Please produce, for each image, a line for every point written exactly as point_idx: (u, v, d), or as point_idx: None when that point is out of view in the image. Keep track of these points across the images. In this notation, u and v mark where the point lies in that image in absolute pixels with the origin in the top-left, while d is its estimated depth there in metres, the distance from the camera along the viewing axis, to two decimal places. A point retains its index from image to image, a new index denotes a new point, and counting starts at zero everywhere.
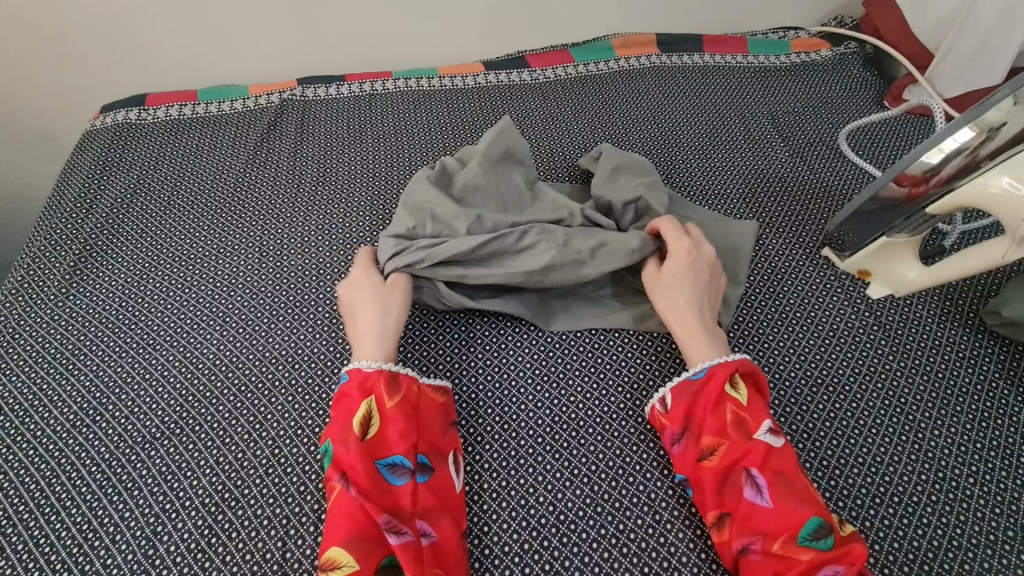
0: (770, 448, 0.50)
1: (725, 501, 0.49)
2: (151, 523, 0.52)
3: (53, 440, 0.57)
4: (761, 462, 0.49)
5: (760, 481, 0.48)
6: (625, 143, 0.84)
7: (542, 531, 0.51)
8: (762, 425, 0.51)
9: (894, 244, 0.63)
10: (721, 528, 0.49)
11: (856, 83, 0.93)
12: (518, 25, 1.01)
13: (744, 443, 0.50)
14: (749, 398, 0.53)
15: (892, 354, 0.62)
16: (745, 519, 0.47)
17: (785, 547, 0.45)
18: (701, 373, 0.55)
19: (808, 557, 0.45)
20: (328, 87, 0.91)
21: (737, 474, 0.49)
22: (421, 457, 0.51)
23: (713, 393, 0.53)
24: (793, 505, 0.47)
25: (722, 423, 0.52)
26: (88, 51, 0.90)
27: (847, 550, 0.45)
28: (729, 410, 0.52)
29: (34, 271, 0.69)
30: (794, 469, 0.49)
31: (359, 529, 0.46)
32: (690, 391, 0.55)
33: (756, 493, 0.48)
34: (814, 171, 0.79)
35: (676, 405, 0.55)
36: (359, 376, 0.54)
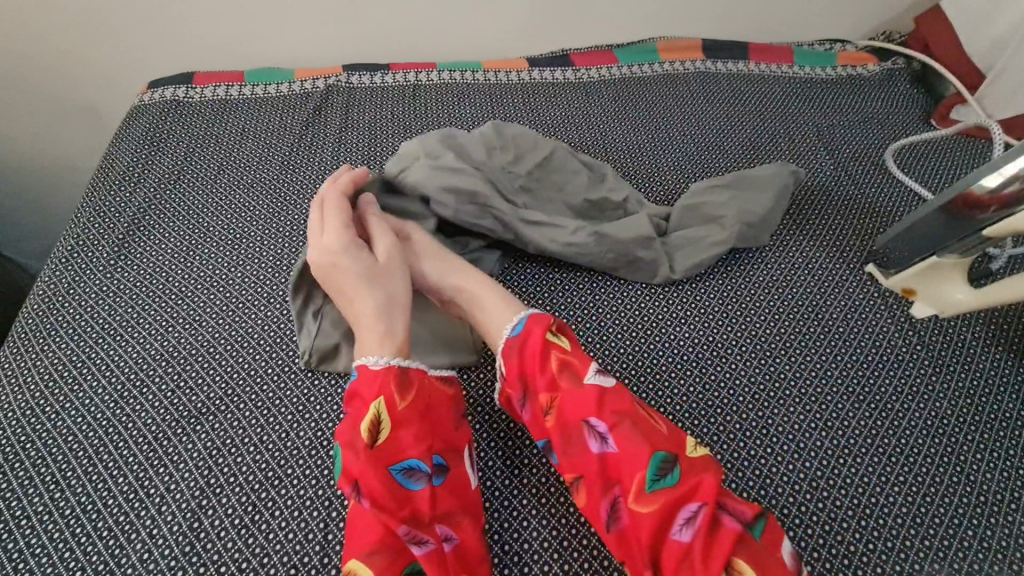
0: (603, 396, 0.50)
1: (574, 459, 0.50)
2: (196, 497, 0.53)
3: (101, 409, 0.58)
4: (596, 411, 0.50)
5: (602, 432, 0.49)
6: (667, 148, 0.84)
7: (581, 529, 0.52)
8: (587, 372, 0.52)
9: (943, 265, 0.62)
10: (580, 486, 0.50)
11: (903, 100, 0.92)
12: (563, 23, 1.01)
13: (578, 395, 0.50)
14: (572, 346, 0.54)
15: (936, 375, 0.61)
16: (599, 472, 0.49)
17: (637, 495, 0.46)
18: (518, 330, 0.55)
19: (660, 500, 0.45)
20: (373, 75, 0.91)
21: (576, 429, 0.50)
22: (436, 460, 0.50)
23: (537, 347, 0.53)
24: (635, 449, 0.47)
25: (551, 379, 0.52)
26: (140, 27, 0.91)
27: (695, 486, 0.45)
28: (555, 364, 0.52)
29: (83, 241, 0.71)
30: (633, 410, 0.50)
31: (377, 540, 0.46)
32: (515, 354, 0.54)
33: (600, 445, 0.49)
34: (859, 185, 0.79)
35: (508, 367, 0.54)
36: (367, 377, 0.53)
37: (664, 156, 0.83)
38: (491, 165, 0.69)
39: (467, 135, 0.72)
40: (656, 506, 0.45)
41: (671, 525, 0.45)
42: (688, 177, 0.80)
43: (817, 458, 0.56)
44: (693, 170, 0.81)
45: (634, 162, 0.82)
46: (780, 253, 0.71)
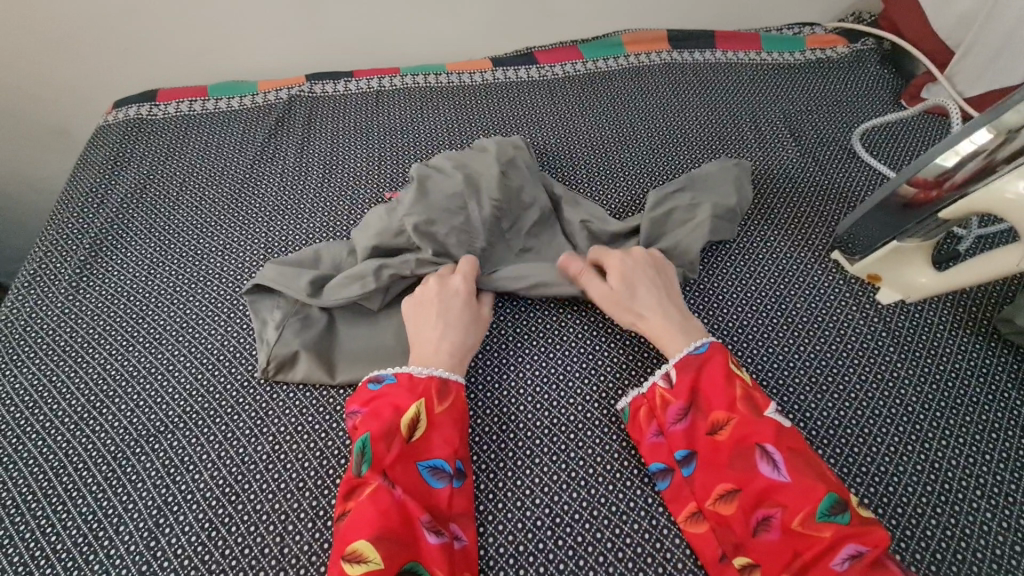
0: (780, 426, 0.50)
1: (737, 477, 0.49)
2: (154, 516, 0.53)
3: (60, 431, 0.58)
4: (775, 439, 0.49)
5: (776, 456, 0.49)
6: (631, 142, 0.83)
7: (539, 533, 0.51)
8: (770, 405, 0.52)
9: (903, 249, 0.61)
10: (729, 501, 0.49)
11: (871, 81, 0.90)
12: (527, 22, 1.00)
13: (755, 420, 0.51)
14: (752, 380, 0.55)
15: (901, 361, 0.60)
16: (760, 493, 0.48)
17: (805, 522, 0.46)
18: (701, 350, 0.56)
19: (829, 533, 0.45)
20: (336, 83, 0.91)
21: (750, 449, 0.50)
22: (459, 464, 0.52)
23: (720, 369, 0.54)
24: (810, 480, 0.47)
25: (733, 399, 0.52)
26: (103, 47, 0.92)
27: (864, 528, 0.45)
28: (739, 387, 0.53)
29: (46, 265, 0.71)
30: (804, 446, 0.50)
31: (391, 528, 0.46)
32: (693, 369, 0.55)
33: (773, 469, 0.48)
34: (825, 170, 0.77)
35: (681, 380, 0.55)
36: (408, 381, 0.55)
37: (628, 150, 0.82)
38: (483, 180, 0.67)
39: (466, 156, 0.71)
40: (823, 535, 0.45)
41: (832, 559, 0.45)
42: (652, 170, 0.79)
43: None
44: (657, 163, 0.80)
45: (597, 159, 0.81)
46: (743, 244, 0.70)
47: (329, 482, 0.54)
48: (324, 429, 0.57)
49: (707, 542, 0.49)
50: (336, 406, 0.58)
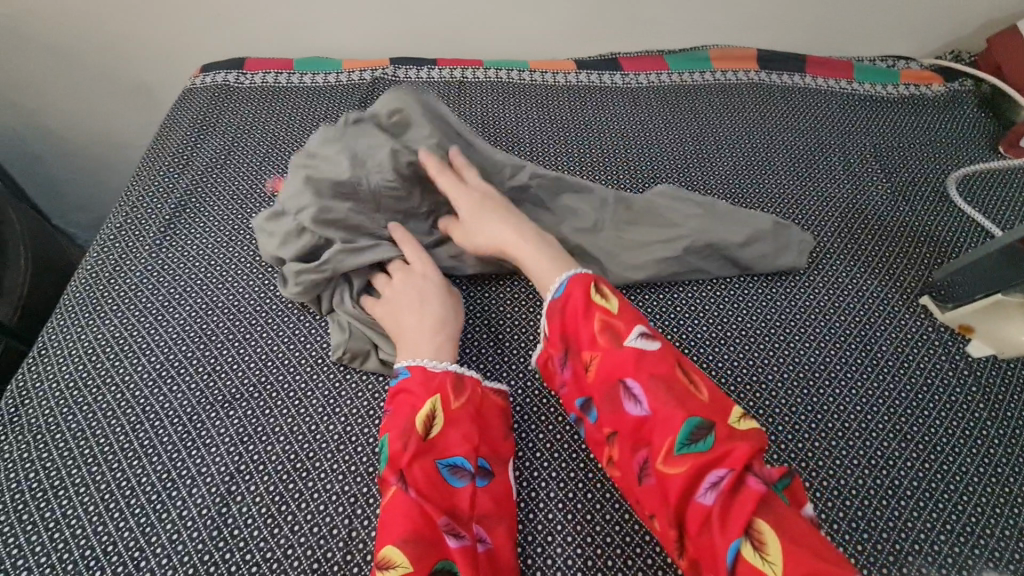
0: (642, 356, 0.52)
1: (611, 418, 0.51)
2: (226, 482, 0.53)
3: (138, 387, 0.59)
4: (634, 373, 0.51)
5: (637, 392, 0.50)
6: (714, 160, 0.82)
7: (607, 550, 0.51)
8: (631, 333, 0.53)
9: (1005, 305, 0.59)
10: (615, 444, 0.51)
11: (968, 124, 0.87)
12: (613, 27, 0.99)
13: (617, 354, 0.52)
14: (619, 307, 0.55)
15: (989, 418, 0.58)
16: (633, 431, 0.50)
17: (669, 454, 0.48)
18: (559, 290, 0.57)
19: (685, 463, 0.46)
20: (420, 70, 0.91)
21: (616, 389, 0.51)
22: (480, 461, 0.52)
23: (581, 305, 0.55)
24: (669, 410, 0.49)
25: (594, 335, 0.54)
26: (197, 13, 0.93)
27: (727, 450, 0.46)
28: (598, 321, 0.54)
29: (131, 222, 0.72)
30: (669, 371, 0.51)
31: (417, 529, 0.46)
32: (559, 311, 0.56)
33: (637, 404, 0.50)
34: (916, 212, 0.75)
35: (551, 326, 0.57)
36: (421, 375, 0.54)
37: (710, 169, 0.81)
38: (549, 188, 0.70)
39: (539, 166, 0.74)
40: (683, 467, 0.46)
41: (697, 491, 0.46)
42: (735, 191, 0.78)
43: (858, 497, 0.54)
44: (740, 184, 0.79)
45: (679, 173, 0.80)
46: (827, 278, 0.69)
47: None
48: None
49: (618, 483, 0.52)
50: None
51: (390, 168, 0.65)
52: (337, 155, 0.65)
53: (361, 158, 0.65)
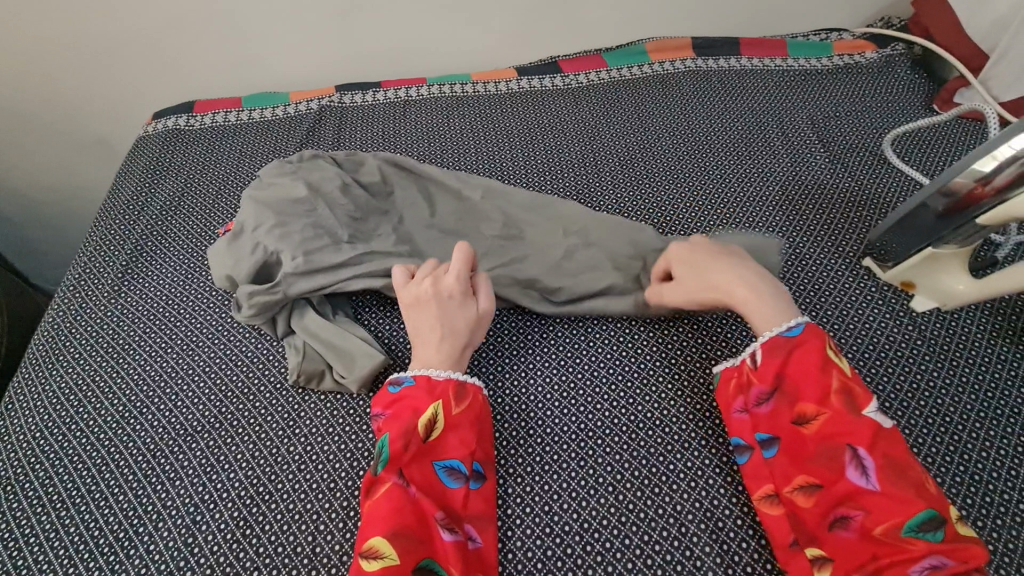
0: (878, 427, 0.47)
1: (822, 472, 0.47)
2: (191, 513, 0.54)
3: (103, 429, 0.60)
4: (869, 442, 0.46)
5: (867, 460, 0.45)
6: (657, 148, 0.84)
7: (566, 538, 0.51)
8: (872, 404, 0.47)
9: (940, 256, 0.60)
10: (808, 494, 0.47)
11: (903, 86, 0.89)
12: (551, 31, 1.02)
13: (849, 416, 0.47)
14: (853, 372, 0.50)
15: (937, 369, 0.59)
16: (843, 494, 0.45)
17: (890, 533, 0.43)
18: (795, 333, 0.52)
19: (911, 545, 0.42)
20: (365, 94, 0.93)
21: (839, 449, 0.46)
22: (476, 465, 0.53)
23: (818, 358, 0.50)
24: (903, 491, 0.44)
25: (827, 391, 0.48)
26: (144, 62, 0.96)
27: (958, 547, 0.42)
28: (835, 377, 0.49)
29: (90, 269, 0.74)
30: (905, 453, 0.46)
31: (407, 524, 0.47)
32: (782, 352, 0.51)
33: (860, 473, 0.45)
34: (855, 176, 0.77)
35: (768, 363, 0.52)
36: (428, 383, 0.55)
37: (653, 157, 0.82)
38: (487, 194, 0.72)
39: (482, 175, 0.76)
40: (905, 548, 0.42)
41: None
42: (677, 176, 0.80)
43: None
44: (683, 170, 0.80)
45: (623, 166, 0.82)
46: None
47: (359, 483, 0.55)
48: (355, 431, 0.58)
49: (780, 527, 0.48)
50: (365, 409, 0.59)
51: (344, 196, 0.70)
52: (293, 184, 0.69)
53: (317, 188, 0.70)
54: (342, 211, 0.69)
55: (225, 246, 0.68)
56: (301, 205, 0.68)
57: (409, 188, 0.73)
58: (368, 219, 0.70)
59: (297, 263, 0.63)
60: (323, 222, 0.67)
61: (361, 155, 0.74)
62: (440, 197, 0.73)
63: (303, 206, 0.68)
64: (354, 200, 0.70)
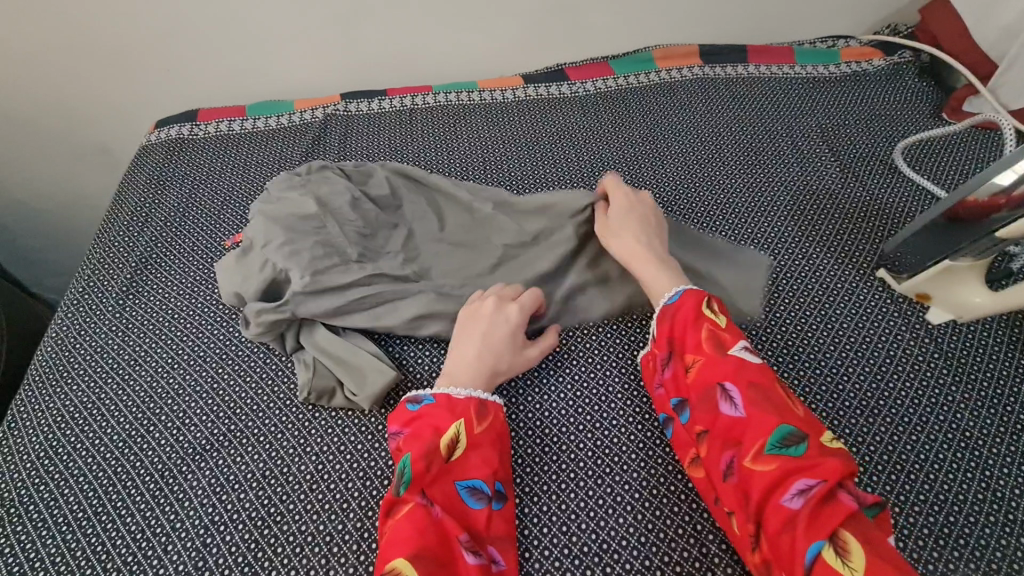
0: (743, 363, 0.51)
1: (705, 416, 0.50)
2: (201, 535, 0.53)
3: (109, 448, 0.59)
4: (733, 378, 0.50)
5: (734, 395, 0.50)
6: (667, 157, 0.83)
7: (585, 558, 0.50)
8: (736, 344, 0.52)
9: (956, 269, 0.60)
10: (702, 441, 0.50)
11: (911, 94, 0.89)
12: (557, 39, 1.01)
13: (719, 359, 0.52)
14: (728, 323, 0.55)
15: (955, 382, 0.59)
16: (723, 432, 0.49)
17: (758, 456, 0.46)
18: (674, 299, 0.57)
19: (777, 465, 0.45)
20: (371, 102, 0.93)
21: (711, 390, 0.51)
22: (498, 485, 0.52)
23: (691, 313, 0.55)
24: (765, 414, 0.48)
25: (700, 340, 0.53)
26: (145, 70, 0.95)
27: (818, 462, 0.44)
28: (705, 327, 0.54)
29: (94, 283, 0.73)
30: (770, 384, 0.50)
31: (429, 546, 0.46)
32: (669, 316, 0.57)
33: (732, 407, 0.49)
34: (866, 186, 0.76)
35: (659, 329, 0.57)
36: (448, 402, 0.55)
37: (663, 166, 0.82)
38: (499, 208, 0.71)
39: (493, 188, 0.75)
40: (773, 467, 0.45)
41: (783, 495, 0.44)
42: (687, 185, 0.79)
43: None
44: (694, 179, 0.80)
45: (633, 175, 0.81)
46: (785, 263, 0.69)
47: (372, 503, 0.54)
48: (367, 450, 0.57)
49: (706, 488, 0.51)
50: (377, 427, 0.58)
51: (353, 211, 0.69)
52: (303, 200, 0.68)
53: (326, 203, 0.68)
54: (351, 226, 0.68)
55: (235, 262, 0.67)
56: (310, 222, 0.67)
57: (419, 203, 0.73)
58: (377, 235, 0.69)
59: (305, 283, 0.62)
60: (332, 239, 0.66)
61: (370, 166, 0.74)
62: (450, 209, 0.73)
63: (312, 222, 0.67)
64: (363, 215, 0.69)
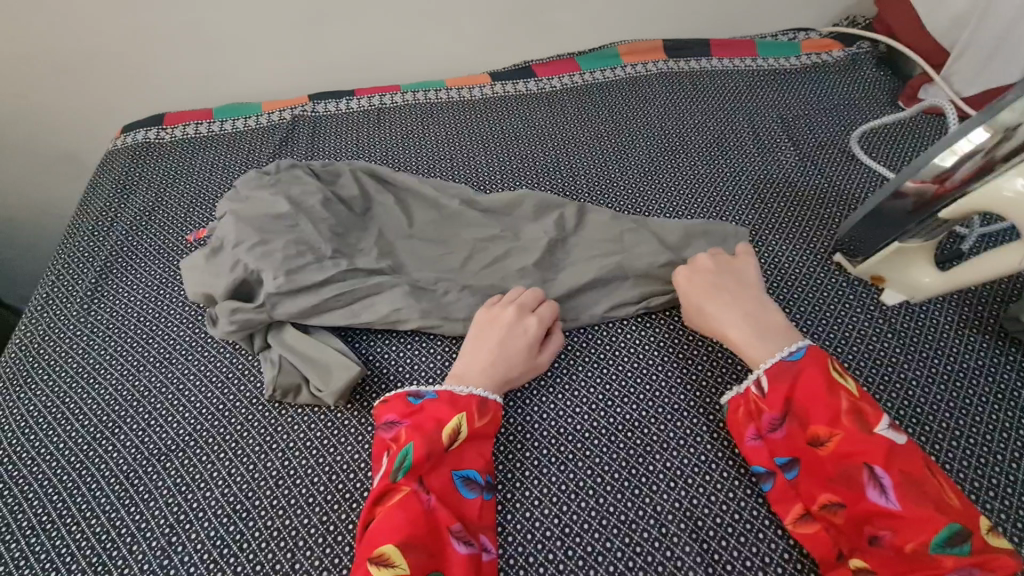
0: (892, 443, 0.48)
1: (845, 492, 0.48)
2: (166, 534, 0.53)
3: (74, 452, 0.59)
4: (884, 460, 0.47)
5: (884, 478, 0.47)
6: (632, 150, 0.84)
7: (548, 543, 0.51)
8: (882, 421, 0.49)
9: (907, 250, 0.61)
10: (834, 513, 0.48)
11: (869, 84, 0.91)
12: (524, 38, 1.02)
13: (864, 436, 0.48)
14: (861, 391, 0.51)
15: (908, 361, 0.60)
16: (867, 511, 0.47)
17: (912, 545, 0.45)
18: (798, 360, 0.53)
19: (936, 559, 0.44)
20: (339, 102, 0.93)
21: (857, 468, 0.48)
22: (490, 476, 0.53)
23: (823, 380, 0.51)
24: (922, 505, 0.45)
25: (839, 413, 0.49)
26: (111, 75, 0.94)
27: (981, 559, 0.43)
28: (844, 399, 0.50)
29: (59, 287, 0.73)
30: (920, 466, 0.47)
31: (421, 535, 0.47)
32: (788, 377, 0.53)
33: (882, 494, 0.46)
34: (824, 173, 0.78)
35: (777, 388, 0.53)
36: (450, 394, 0.55)
37: (628, 159, 0.83)
38: (465, 204, 0.72)
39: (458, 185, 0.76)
40: (932, 561, 0.44)
41: None
42: (652, 177, 0.80)
43: None
44: (658, 171, 0.81)
45: (598, 169, 0.82)
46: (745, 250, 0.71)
47: (338, 496, 0.54)
48: (332, 444, 0.57)
49: (816, 547, 0.49)
50: (343, 422, 0.58)
51: (325, 210, 0.69)
52: (274, 200, 0.69)
53: (298, 203, 0.69)
54: (323, 226, 0.68)
55: (204, 262, 0.67)
56: (284, 221, 0.67)
57: (385, 199, 0.73)
58: (349, 235, 0.70)
59: (280, 282, 0.62)
60: (304, 238, 0.66)
61: (336, 165, 0.75)
62: (416, 207, 0.73)
63: (285, 221, 0.67)
64: (336, 215, 0.70)
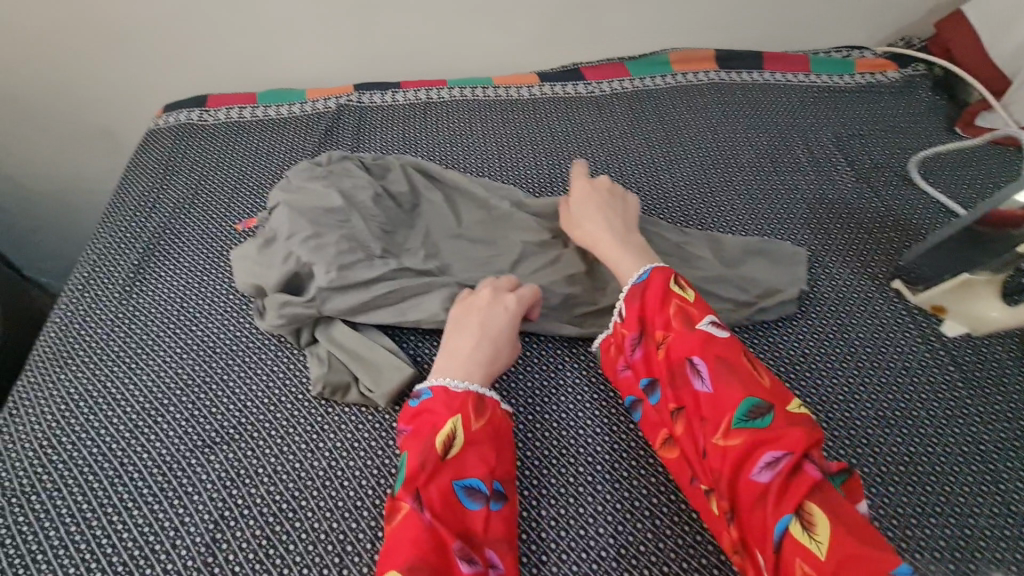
0: (711, 338, 0.52)
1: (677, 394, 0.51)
2: (210, 530, 0.52)
3: (116, 438, 0.58)
4: (702, 353, 0.51)
5: (702, 369, 0.50)
6: (683, 161, 0.83)
7: (604, 564, 0.50)
8: (703, 318, 0.53)
9: (975, 281, 0.61)
10: (677, 421, 0.51)
11: (925, 107, 0.90)
12: (573, 40, 1.01)
13: (687, 333, 0.52)
14: (695, 297, 0.55)
15: (970, 396, 0.59)
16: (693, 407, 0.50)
17: (725, 432, 0.47)
18: (642, 278, 0.58)
19: (741, 441, 0.46)
20: (384, 94, 0.91)
21: (681, 366, 0.52)
22: (496, 483, 0.50)
23: (658, 291, 0.56)
24: (731, 390, 0.48)
25: (669, 318, 0.54)
26: (155, 53, 0.93)
27: (783, 434, 0.45)
28: (673, 304, 0.54)
29: (99, 268, 0.71)
30: (736, 355, 0.51)
31: (424, 554, 0.44)
32: (637, 298, 0.56)
33: (699, 381, 0.50)
34: (881, 197, 0.77)
35: (629, 309, 0.57)
36: (444, 396, 0.53)
37: (679, 170, 0.82)
38: (518, 207, 0.71)
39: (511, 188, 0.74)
40: (741, 441, 0.46)
41: (754, 471, 0.45)
42: (704, 190, 0.79)
43: None
44: (710, 184, 0.79)
45: (649, 178, 0.81)
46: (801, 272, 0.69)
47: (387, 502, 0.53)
48: (381, 447, 0.56)
49: (680, 468, 0.51)
50: (392, 424, 0.57)
51: (376, 206, 0.68)
52: (326, 193, 0.67)
53: (350, 197, 0.68)
54: (374, 222, 0.67)
55: (256, 253, 0.66)
56: (335, 215, 0.66)
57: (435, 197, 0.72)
58: (397, 232, 0.68)
59: (331, 279, 0.61)
60: (356, 234, 0.65)
61: (387, 159, 0.73)
62: (466, 206, 0.72)
63: (336, 215, 0.66)
64: (386, 213, 0.68)
